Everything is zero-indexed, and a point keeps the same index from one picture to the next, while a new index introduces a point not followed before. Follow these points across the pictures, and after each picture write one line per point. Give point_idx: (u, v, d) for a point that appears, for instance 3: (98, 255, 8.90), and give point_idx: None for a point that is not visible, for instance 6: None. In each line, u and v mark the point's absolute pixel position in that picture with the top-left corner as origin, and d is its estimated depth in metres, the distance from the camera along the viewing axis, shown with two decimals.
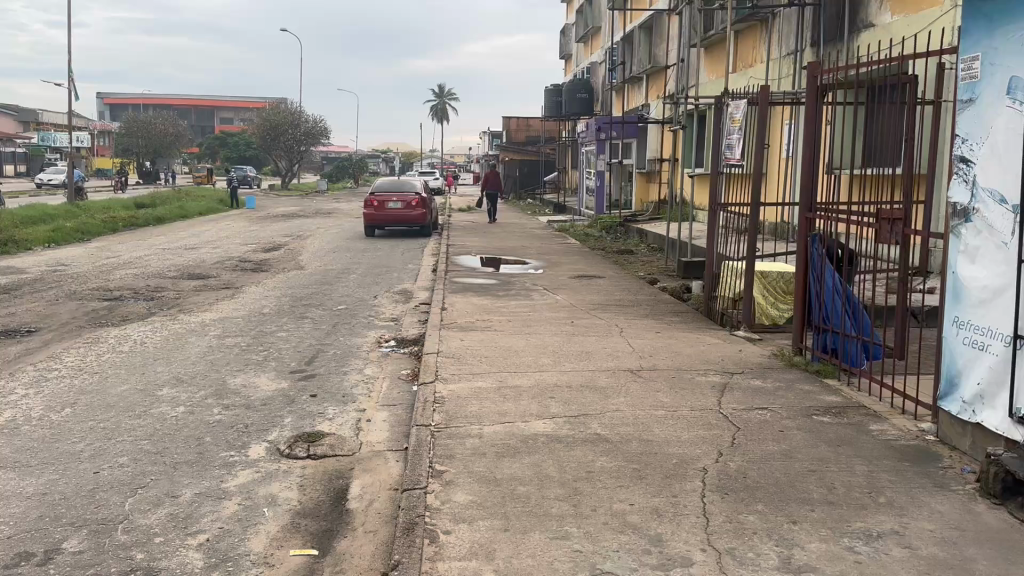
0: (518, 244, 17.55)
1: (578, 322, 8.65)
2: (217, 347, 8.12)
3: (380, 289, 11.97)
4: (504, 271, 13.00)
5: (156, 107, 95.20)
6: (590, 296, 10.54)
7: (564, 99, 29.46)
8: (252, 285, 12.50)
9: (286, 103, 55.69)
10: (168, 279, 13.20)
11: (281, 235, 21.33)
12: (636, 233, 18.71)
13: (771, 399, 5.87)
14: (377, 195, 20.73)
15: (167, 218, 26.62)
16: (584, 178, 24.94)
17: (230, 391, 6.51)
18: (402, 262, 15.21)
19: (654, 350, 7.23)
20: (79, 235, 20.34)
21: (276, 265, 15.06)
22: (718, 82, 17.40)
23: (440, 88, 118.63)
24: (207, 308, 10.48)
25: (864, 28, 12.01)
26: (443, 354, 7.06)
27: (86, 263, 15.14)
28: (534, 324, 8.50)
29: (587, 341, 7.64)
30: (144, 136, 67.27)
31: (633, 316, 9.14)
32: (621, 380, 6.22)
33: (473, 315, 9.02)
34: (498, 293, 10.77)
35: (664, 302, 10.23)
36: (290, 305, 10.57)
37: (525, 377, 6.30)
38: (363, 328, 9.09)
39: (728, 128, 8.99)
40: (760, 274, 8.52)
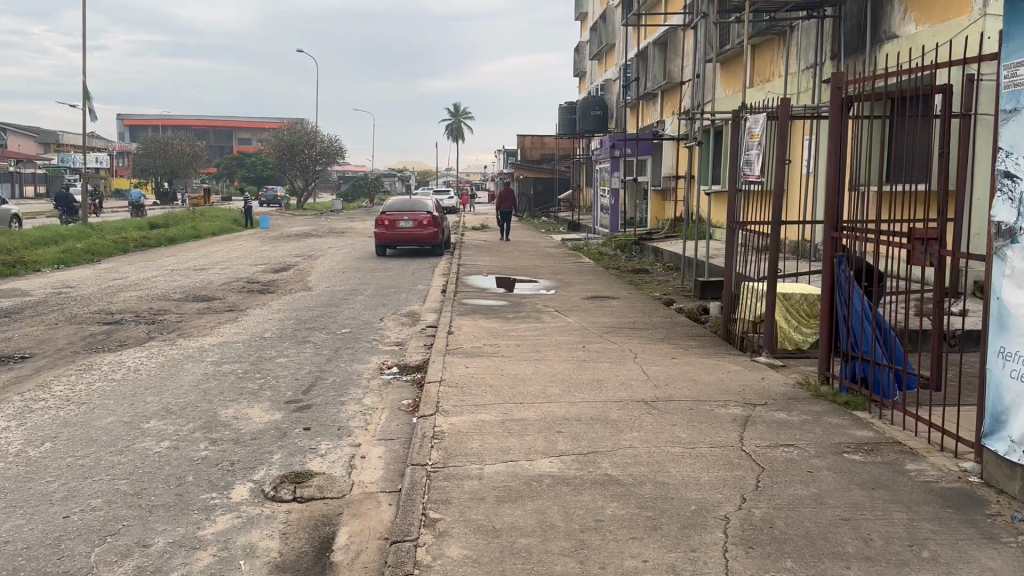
0: (531, 264, 17.17)
1: (590, 347, 8.25)
2: (213, 375, 7.78)
3: (387, 311, 11.62)
4: (515, 292, 12.62)
5: (175, 128, 96.06)
6: (604, 318, 10.13)
7: (578, 117, 29.20)
8: (257, 308, 12.18)
9: (302, 123, 55.87)
10: (172, 301, 12.91)
11: (291, 255, 21.08)
12: (651, 252, 18.31)
13: (797, 435, 5.43)
14: (388, 214, 20.44)
15: (179, 238, 26.48)
16: (599, 195, 24.59)
17: (220, 424, 6.14)
18: (411, 282, 14.86)
19: (670, 378, 6.81)
20: (89, 255, 20.18)
21: (284, 286, 14.76)
22: (735, 98, 17.02)
23: (455, 107, 119.16)
24: (208, 332, 10.16)
25: (887, 40, 11.60)
26: (446, 383, 6.68)
27: (92, 284, 14.90)
28: (544, 350, 8.10)
29: (598, 368, 7.23)
30: (161, 157, 67.79)
31: (648, 340, 8.72)
32: (635, 412, 5.80)
33: (480, 340, 8.63)
34: (508, 316, 10.39)
35: (681, 325, 9.81)
36: (293, 329, 10.24)
37: (532, 409, 5.90)
38: (367, 353, 8.72)
39: (747, 143, 8.59)
40: (784, 296, 8.14)
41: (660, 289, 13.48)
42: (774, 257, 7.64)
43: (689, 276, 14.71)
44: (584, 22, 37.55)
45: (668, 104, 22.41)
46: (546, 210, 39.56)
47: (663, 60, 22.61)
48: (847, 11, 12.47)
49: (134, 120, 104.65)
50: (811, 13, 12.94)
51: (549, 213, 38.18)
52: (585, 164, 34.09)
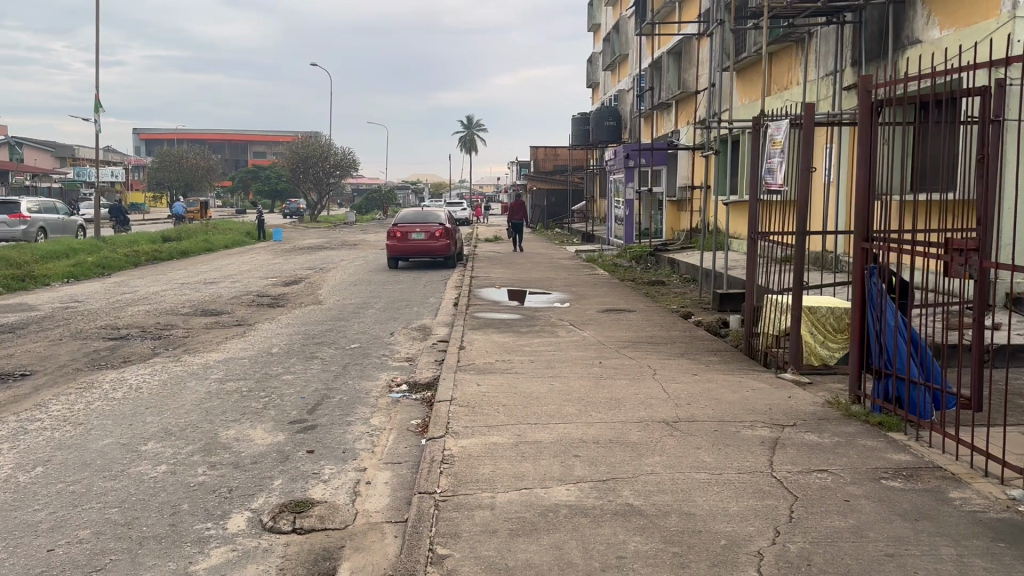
0: (545, 276, 16.88)
1: (607, 363, 7.93)
2: (216, 393, 7.52)
3: (397, 325, 11.34)
4: (528, 305, 12.32)
5: (190, 141, 96.63)
6: (621, 333, 9.81)
7: (591, 127, 28.94)
8: (265, 322, 11.94)
9: (315, 136, 55.99)
10: (180, 316, 12.69)
11: (303, 268, 20.90)
12: (667, 263, 17.98)
13: (830, 459, 5.09)
14: (400, 226, 20.22)
15: (191, 252, 26.38)
16: (613, 206, 24.29)
17: (220, 446, 5.86)
18: (423, 295, 14.59)
19: (693, 397, 6.48)
20: (99, 269, 20.08)
21: (293, 300, 14.53)
22: (751, 106, 16.71)
23: (468, 120, 119.41)
24: (214, 347, 9.93)
25: (910, 45, 11.26)
26: (457, 402, 6.38)
27: (100, 299, 14.74)
28: (559, 366, 7.79)
29: (616, 385, 6.91)
30: (177, 171, 68.18)
31: (667, 356, 8.40)
32: (657, 434, 5.48)
33: (493, 356, 8.34)
34: (522, 330, 10.09)
35: (700, 339, 9.47)
36: (301, 344, 9.98)
37: (547, 430, 5.58)
38: (375, 370, 8.44)
39: (769, 150, 8.28)
40: (810, 309, 7.73)
41: (677, 302, 13.14)
42: (798, 269, 7.31)
43: (707, 288, 14.38)
44: (597, 32, 37.34)
45: (683, 113, 22.10)
46: (560, 221, 39.26)
47: (677, 69, 22.32)
48: (867, 16, 12.15)
49: (150, 133, 105.31)
50: (830, 18, 12.62)
51: (563, 224, 37.88)
52: (599, 174, 33.79)
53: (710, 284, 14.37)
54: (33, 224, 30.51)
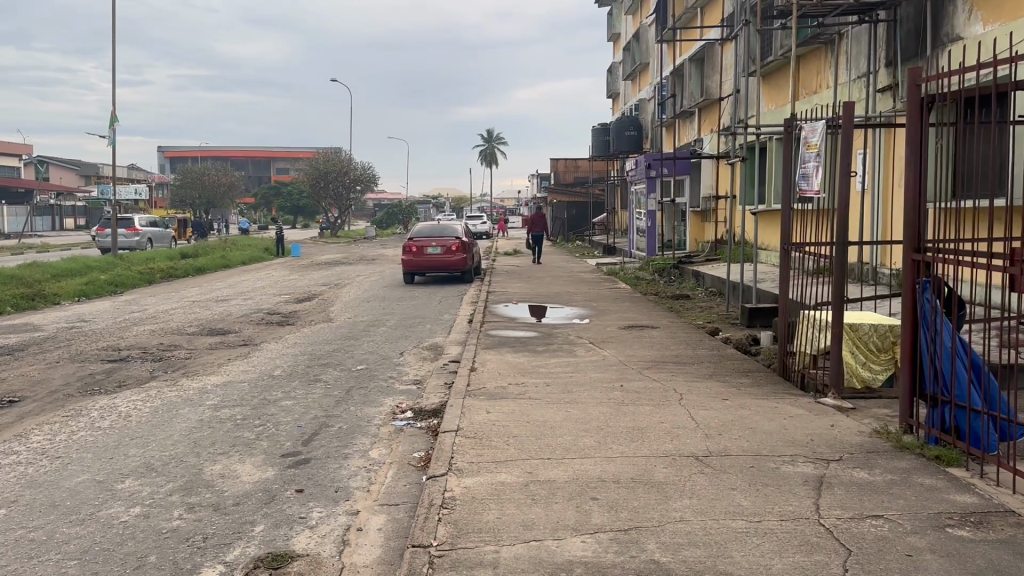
0: (564, 290, 16.29)
1: (629, 386, 7.35)
2: (209, 421, 7.00)
3: (408, 344, 10.81)
4: (546, 322, 11.74)
5: (213, 158, 97.30)
6: (644, 351, 9.20)
7: (612, 138, 28.37)
8: (271, 342, 11.44)
9: (335, 151, 55.86)
10: (185, 336, 12.23)
11: (317, 284, 20.45)
12: (692, 276, 17.35)
13: (885, 503, 4.45)
14: (416, 240, 19.72)
15: (207, 268, 26.12)
16: (634, 218, 23.71)
17: (202, 485, 5.32)
18: (437, 312, 14.06)
19: (724, 426, 5.86)
20: (111, 287, 19.76)
21: (304, 317, 14.08)
22: (779, 112, 16.10)
23: (489, 133, 119.18)
24: (215, 369, 9.45)
25: (949, 43, 10.62)
26: (463, 432, 5.82)
27: (107, 318, 14.32)
28: (578, 389, 7.22)
29: (639, 413, 6.30)
30: (198, 188, 68.42)
31: (694, 377, 7.78)
32: (686, 472, 4.88)
33: (506, 378, 7.77)
34: (539, 349, 9.52)
35: (729, 358, 8.85)
36: (306, 365, 9.47)
37: (562, 467, 4.99)
38: (381, 394, 7.89)
39: (803, 154, 7.71)
40: (852, 328, 7.13)
41: (703, 317, 12.54)
42: (838, 283, 6.72)
43: (734, 302, 13.77)
44: (617, 42, 36.82)
45: (706, 121, 21.50)
46: (581, 234, 38.65)
47: (700, 76, 21.75)
48: (903, 14, 11.53)
49: (174, 151, 106.29)
50: (863, 17, 12.02)
51: (583, 237, 37.26)
52: (620, 186, 33.17)
53: (737, 298, 13.75)
54: (143, 237, 36.83)
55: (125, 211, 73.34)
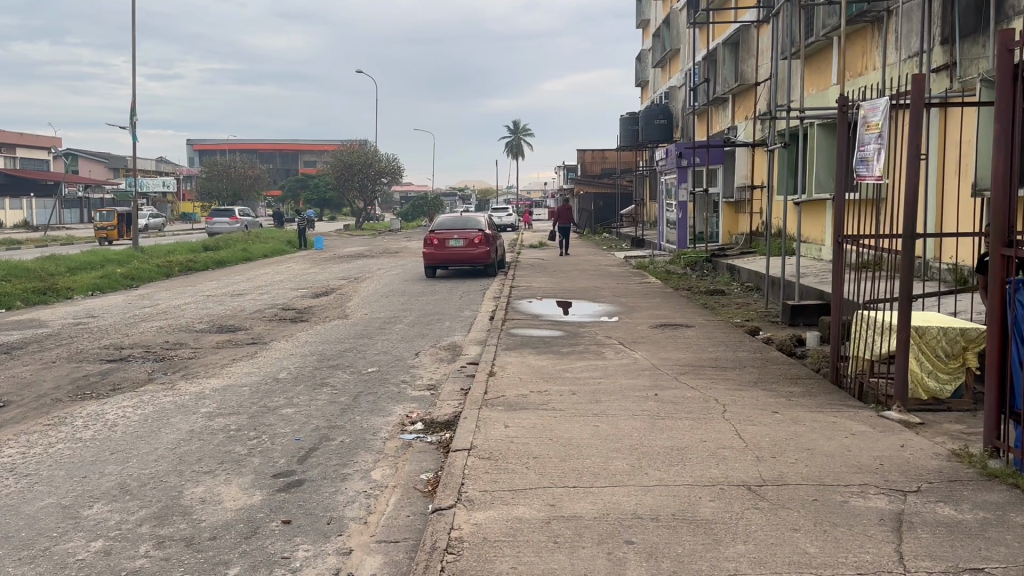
0: (591, 285, 15.51)
1: (665, 395, 6.59)
2: (200, 433, 6.35)
3: (425, 343, 10.12)
4: (572, 319, 11.00)
5: (240, 151, 97.57)
6: (680, 354, 8.42)
7: (641, 128, 27.48)
8: (281, 340, 10.81)
9: (360, 143, 55.36)
10: (193, 333, 11.63)
11: (337, 278, 19.85)
12: (726, 269, 16.49)
13: (983, 553, 3.66)
14: (437, 232, 19.02)
15: (227, 261, 25.71)
16: (664, 209, 22.86)
17: (177, 513, 4.67)
18: (458, 308, 13.37)
19: (779, 448, 5.08)
20: (128, 281, 19.32)
21: (319, 313, 13.47)
22: (820, 97, 15.17)
23: (516, 124, 118.18)
24: (218, 370, 8.84)
25: (1015, 16, 9.66)
26: (477, 451, 5.10)
27: (117, 314, 13.79)
28: (608, 398, 6.48)
29: (679, 429, 5.54)
30: (224, 180, 68.24)
31: (736, 385, 7.01)
32: (737, 509, 4.12)
33: (527, 384, 7.05)
34: (564, 350, 8.77)
35: (773, 361, 8.05)
36: (313, 367, 8.83)
37: (590, 498, 4.26)
38: (391, 400, 7.20)
39: (860, 137, 6.93)
40: (918, 333, 6.31)
41: (740, 314, 11.73)
42: (905, 278, 5.90)
43: (773, 298, 12.93)
44: (646, 29, 35.79)
45: (740, 108, 20.58)
46: (608, 226, 37.78)
47: (733, 62, 20.80)
48: None
49: (203, 145, 106.94)
50: None
51: (611, 229, 36.40)
52: (649, 176, 32.25)
53: (776, 294, 12.91)
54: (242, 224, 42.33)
55: (153, 204, 73.69)
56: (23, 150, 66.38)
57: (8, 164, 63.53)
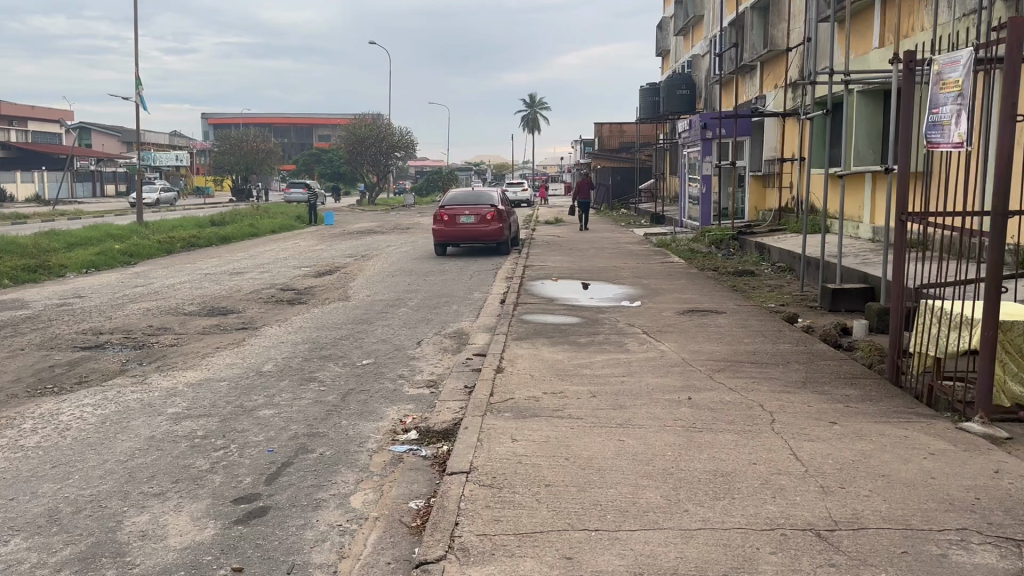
0: (610, 264, 14.52)
1: (701, 399, 5.66)
2: (161, 441, 5.48)
3: (428, 330, 9.21)
4: (590, 304, 10.05)
5: (253, 125, 96.64)
6: (713, 346, 7.46)
7: (662, 99, 26.29)
8: (273, 325, 9.95)
9: (372, 116, 54.22)
10: (180, 316, 10.79)
11: (343, 256, 18.97)
12: (754, 248, 15.49)
13: None
14: (447, 208, 18.08)
15: (232, 237, 24.86)
16: (688, 183, 21.80)
17: (108, 554, 3.81)
18: (467, 290, 12.46)
19: (847, 478, 4.14)
20: (125, 258, 18.53)
21: (318, 294, 12.59)
22: (860, 61, 14.02)
23: (532, 98, 116.14)
24: (198, 360, 7.99)
25: None
26: (477, 475, 4.19)
27: (105, 295, 12.97)
28: (635, 402, 5.56)
29: (722, 446, 4.61)
30: (235, 153, 67.23)
31: (782, 386, 6.05)
32: (806, 567, 3.19)
33: (539, 384, 6.13)
34: (582, 341, 7.84)
35: (820, 357, 7.08)
36: (303, 357, 7.95)
37: (615, 552, 3.32)
38: (383, 400, 6.31)
39: (933, 97, 5.88)
40: (1002, 328, 5.31)
41: (772, 298, 10.76)
42: (993, 264, 4.92)
43: (808, 280, 11.95)
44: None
45: (770, 77, 19.41)
46: (626, 202, 36.59)
47: (762, 27, 19.56)
48: None
49: (219, 119, 106.29)
50: None
51: (629, 204, 35.26)
52: (670, 149, 31.03)
53: (813, 276, 11.92)
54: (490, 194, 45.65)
55: (165, 178, 73.02)
56: (35, 124, 65.81)
57: (19, 137, 62.91)
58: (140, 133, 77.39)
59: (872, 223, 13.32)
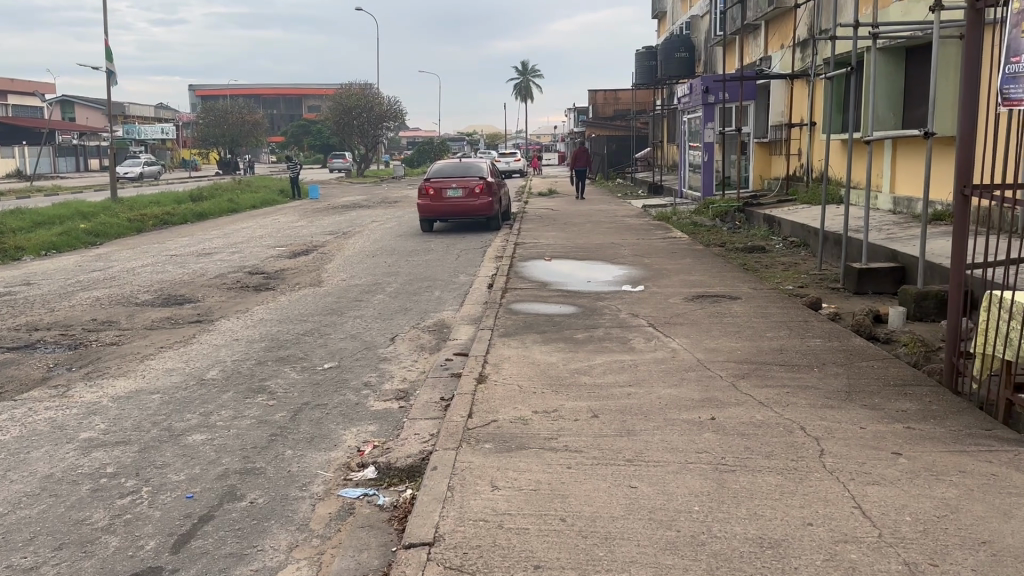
0: (608, 241, 13.41)
1: (728, 419, 4.58)
2: (59, 483, 4.40)
3: (405, 323, 8.11)
4: (588, 290, 8.96)
5: (241, 95, 94.46)
6: (733, 343, 6.38)
7: (659, 63, 25.00)
8: (231, 317, 8.82)
9: (360, 85, 52.56)
10: (131, 307, 9.64)
11: (323, 233, 17.78)
12: (762, 220, 14.39)
13: None
14: (433, 180, 16.88)
15: (209, 214, 23.63)
16: (688, 151, 20.63)
17: None
18: (451, 272, 11.34)
19: (941, 552, 3.07)
20: (89, 238, 17.28)
21: (289, 279, 11.46)
22: (879, 14, 12.79)
23: (525, 65, 113.89)
24: (134, 365, 6.88)
25: None
26: (442, 552, 3.11)
27: (54, 283, 11.78)
28: (647, 425, 4.49)
29: (765, 497, 3.53)
30: (220, 125, 65.39)
31: (824, 399, 4.99)
32: None
33: (528, 399, 5.06)
34: (578, 337, 6.76)
35: (860, 356, 6.01)
36: (256, 360, 6.84)
37: None
38: (341, 419, 5.23)
39: (1011, 43, 4.74)
40: None
41: (789, 279, 9.68)
42: None
43: (826, 257, 10.88)
44: None
45: (775, 36, 18.16)
46: (622, 171, 35.30)
47: None
48: None
49: (206, 90, 104.02)
50: None
51: (625, 174, 33.99)
52: (667, 116, 29.71)
53: (831, 252, 10.84)
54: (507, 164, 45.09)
55: (149, 151, 71.23)
56: (12, 97, 63.85)
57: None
58: (124, 106, 75.45)
59: (895, 194, 12.26)
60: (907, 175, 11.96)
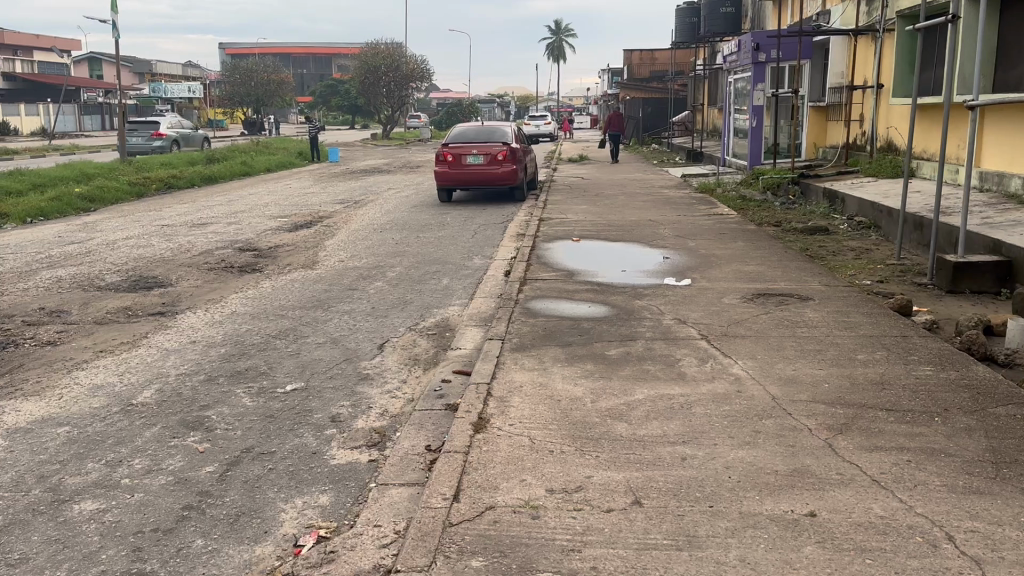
0: (646, 217, 11.80)
1: (834, 518, 3.10)
2: None
3: (400, 323, 6.66)
4: (623, 283, 7.45)
5: (269, 54, 92.98)
6: (815, 371, 4.85)
7: (702, 18, 23.05)
8: (198, 309, 7.44)
9: (387, 44, 50.78)
10: (91, 292, 8.30)
11: (332, 202, 16.33)
12: (821, 195, 12.67)
13: None
14: (452, 146, 15.35)
15: (220, 177, 22.29)
16: (733, 116, 18.86)
17: None
18: (464, 254, 9.85)
19: None
20: (81, 204, 16.01)
21: (281, 257, 10.07)
22: None
23: (558, 26, 110.86)
24: (58, 378, 5.52)
25: None
26: None
27: (20, 257, 10.48)
28: (715, 527, 3.02)
29: None
30: (246, 84, 63.93)
31: (966, 478, 3.47)
32: None
33: (540, 464, 3.61)
34: (610, 355, 5.28)
35: (992, 397, 4.45)
36: (207, 375, 5.45)
37: None
38: (286, 483, 3.80)
39: None
40: None
41: (864, 271, 8.09)
42: None
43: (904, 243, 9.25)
44: None
45: None
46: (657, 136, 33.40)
47: None
48: None
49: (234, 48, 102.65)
50: None
51: (661, 139, 32.15)
52: (709, 76, 27.71)
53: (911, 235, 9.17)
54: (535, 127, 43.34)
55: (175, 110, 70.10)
56: (37, 53, 62.86)
57: (23, 67, 60.26)
58: (150, 64, 74.34)
59: (983, 167, 10.50)
60: (999, 145, 10.20)
